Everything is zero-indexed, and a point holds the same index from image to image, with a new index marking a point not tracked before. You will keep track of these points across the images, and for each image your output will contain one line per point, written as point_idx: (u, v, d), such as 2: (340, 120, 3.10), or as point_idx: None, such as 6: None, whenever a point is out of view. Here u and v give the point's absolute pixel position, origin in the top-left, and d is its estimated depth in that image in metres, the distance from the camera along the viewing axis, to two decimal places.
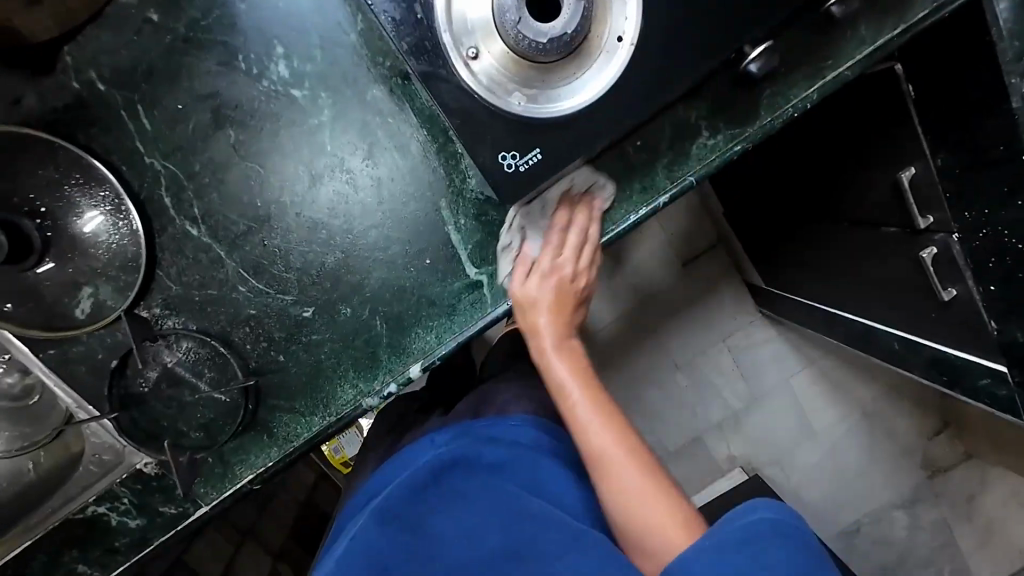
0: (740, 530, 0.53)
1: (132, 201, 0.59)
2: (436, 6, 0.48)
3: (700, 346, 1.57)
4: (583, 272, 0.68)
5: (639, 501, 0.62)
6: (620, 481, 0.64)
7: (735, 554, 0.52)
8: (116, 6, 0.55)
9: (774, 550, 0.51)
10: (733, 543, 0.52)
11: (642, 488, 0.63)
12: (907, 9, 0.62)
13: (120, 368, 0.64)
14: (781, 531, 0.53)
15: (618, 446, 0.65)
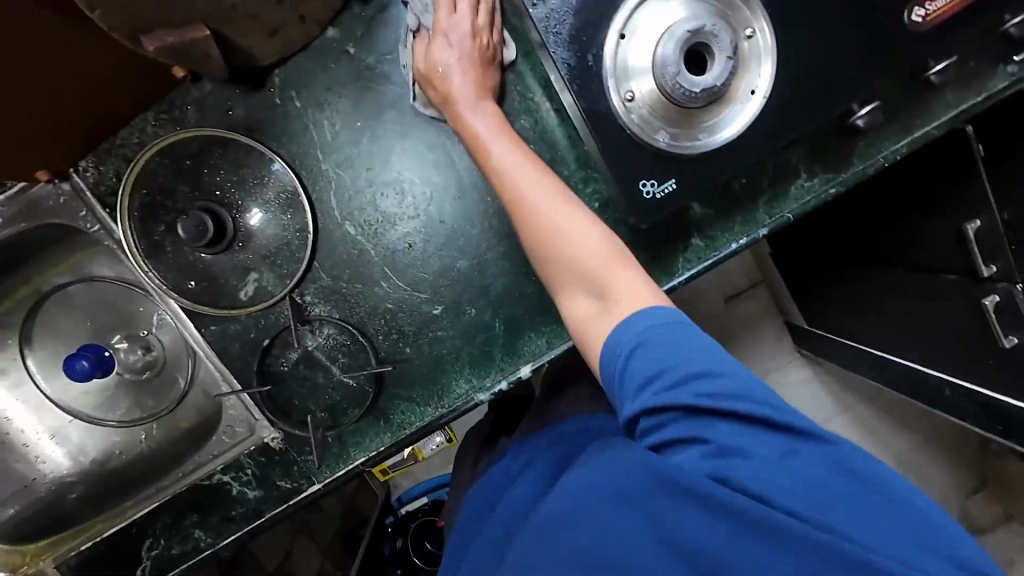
0: (655, 336, 0.49)
1: (307, 201, 0.68)
2: (604, 57, 0.57)
3: None
4: (485, 30, 0.62)
5: (648, 300, 0.53)
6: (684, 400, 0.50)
7: (669, 386, 0.47)
8: (321, 39, 0.65)
9: (724, 379, 0.47)
10: (647, 334, 0.49)
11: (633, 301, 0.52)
12: (991, 79, 0.69)
13: (269, 348, 0.72)
14: (722, 356, 0.48)
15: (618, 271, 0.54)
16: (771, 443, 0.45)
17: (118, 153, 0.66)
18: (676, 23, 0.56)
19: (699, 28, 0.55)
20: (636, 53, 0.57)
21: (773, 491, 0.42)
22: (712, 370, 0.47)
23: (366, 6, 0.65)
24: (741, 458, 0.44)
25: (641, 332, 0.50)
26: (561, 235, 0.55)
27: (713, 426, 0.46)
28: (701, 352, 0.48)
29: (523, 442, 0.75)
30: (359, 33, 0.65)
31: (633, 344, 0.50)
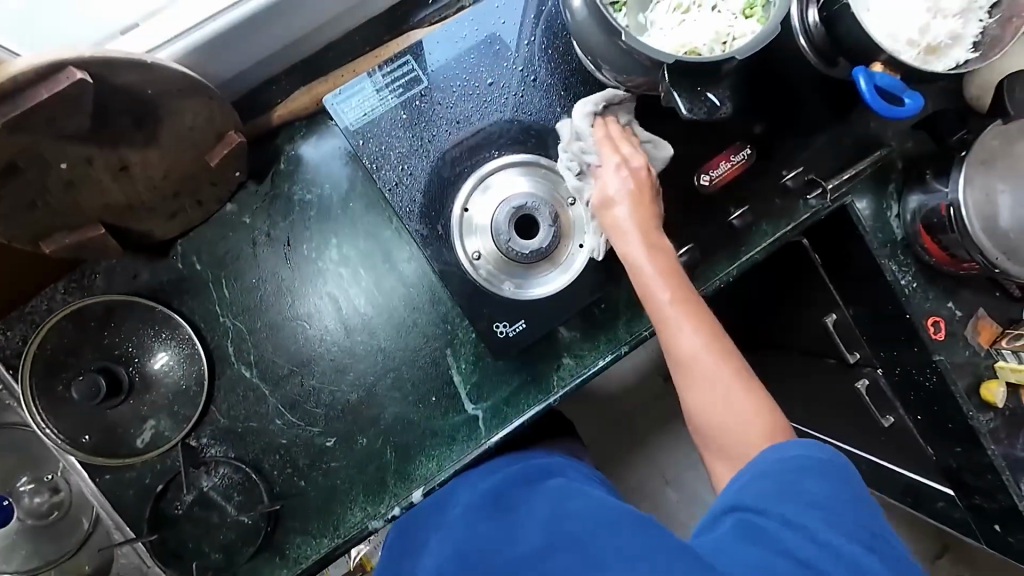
0: (787, 465, 0.53)
1: (204, 350, 0.75)
2: (452, 227, 0.69)
3: None
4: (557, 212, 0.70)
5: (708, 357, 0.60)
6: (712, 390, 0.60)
7: (785, 502, 0.51)
8: (221, 212, 0.75)
9: (834, 504, 0.51)
10: (781, 459, 0.54)
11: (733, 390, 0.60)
12: (795, 213, 0.81)
13: (163, 492, 0.74)
14: (815, 466, 0.53)
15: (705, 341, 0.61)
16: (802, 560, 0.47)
17: (26, 320, 0.72)
18: (506, 199, 0.68)
19: (524, 204, 0.68)
20: (479, 220, 0.69)
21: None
22: (828, 482, 0.52)
23: (260, 183, 0.76)
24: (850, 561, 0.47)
25: (788, 454, 0.54)
26: (623, 238, 0.64)
27: (805, 533, 0.48)
28: (808, 470, 0.53)
29: (505, 463, 0.76)
30: (255, 205, 0.76)
31: (763, 462, 0.55)
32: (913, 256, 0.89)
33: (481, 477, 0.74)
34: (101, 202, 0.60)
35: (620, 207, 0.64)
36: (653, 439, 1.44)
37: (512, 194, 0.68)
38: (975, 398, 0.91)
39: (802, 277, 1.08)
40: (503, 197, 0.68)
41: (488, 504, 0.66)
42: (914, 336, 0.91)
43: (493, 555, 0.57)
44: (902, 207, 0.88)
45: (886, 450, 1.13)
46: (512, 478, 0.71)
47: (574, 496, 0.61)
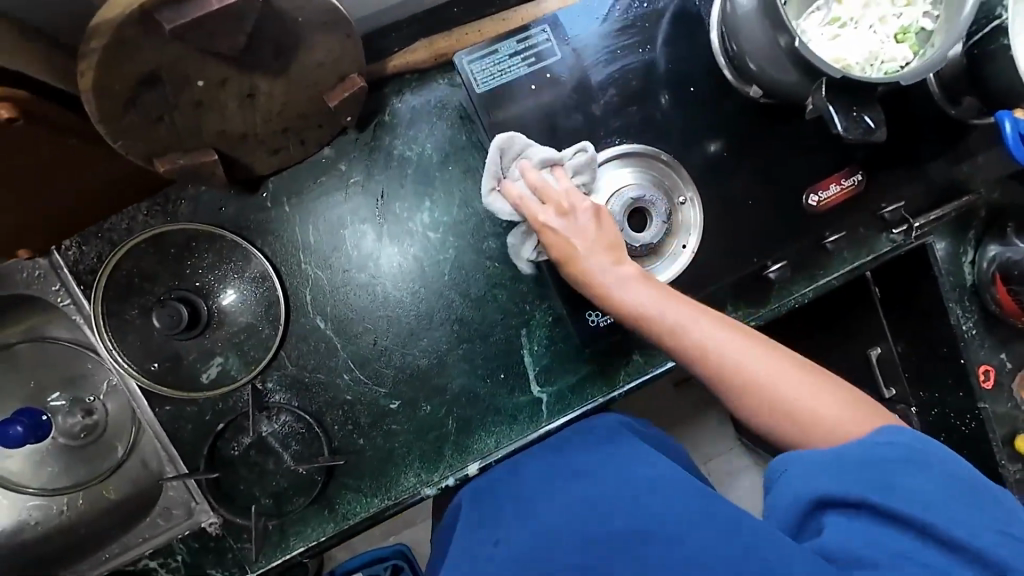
0: (822, 451, 0.47)
1: (282, 294, 0.73)
2: None
3: None
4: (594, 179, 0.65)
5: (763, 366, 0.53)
6: (718, 352, 0.54)
7: (844, 480, 0.44)
8: (317, 156, 0.73)
9: (924, 479, 0.45)
10: (862, 464, 0.45)
11: (743, 349, 0.54)
12: (876, 244, 0.82)
13: (222, 431, 0.73)
14: (891, 454, 0.46)
15: (692, 311, 0.56)
16: (891, 537, 0.42)
17: (104, 238, 0.69)
18: (624, 187, 0.68)
19: (641, 196, 0.68)
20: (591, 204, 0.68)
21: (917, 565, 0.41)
22: (889, 447, 0.46)
23: (362, 133, 0.74)
24: (955, 529, 0.42)
25: (817, 457, 0.47)
26: (621, 291, 0.59)
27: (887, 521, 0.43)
28: (903, 462, 0.45)
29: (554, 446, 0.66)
30: (353, 154, 0.74)
31: (789, 470, 0.48)
32: (979, 304, 0.90)
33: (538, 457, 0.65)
34: (219, 127, 0.57)
35: (557, 226, 0.62)
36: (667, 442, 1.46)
37: (629, 183, 0.68)
38: (1009, 449, 0.94)
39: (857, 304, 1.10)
40: (622, 184, 0.68)
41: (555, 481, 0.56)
42: (964, 381, 0.93)
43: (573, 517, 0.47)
44: (979, 255, 0.89)
45: None
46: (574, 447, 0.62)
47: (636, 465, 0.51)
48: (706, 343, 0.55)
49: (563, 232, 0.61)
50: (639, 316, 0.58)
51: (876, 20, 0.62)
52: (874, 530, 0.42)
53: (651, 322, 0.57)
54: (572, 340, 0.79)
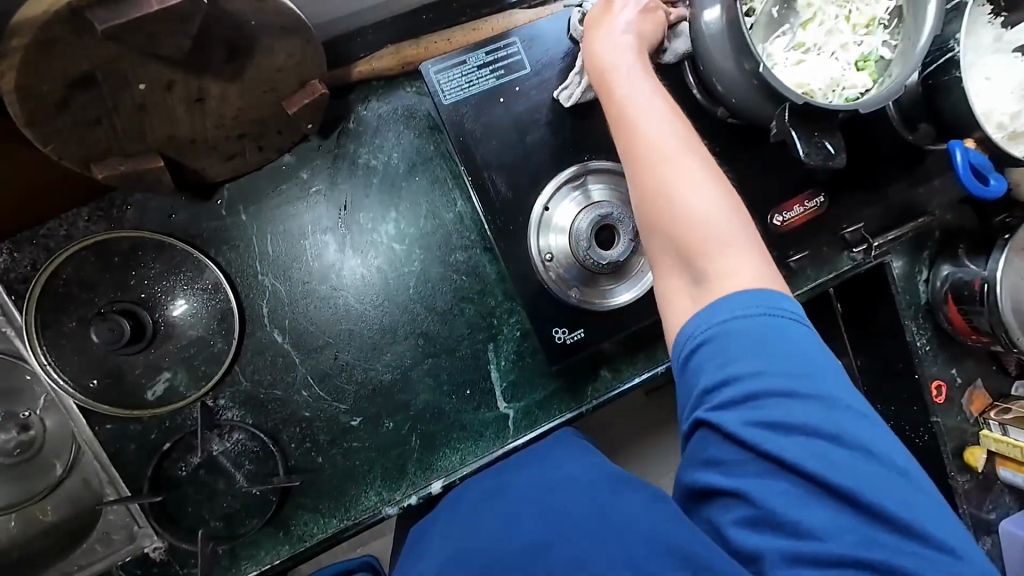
0: (744, 296, 0.47)
1: (236, 306, 0.70)
2: (530, 221, 0.67)
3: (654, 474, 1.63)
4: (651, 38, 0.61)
5: (706, 211, 0.50)
6: (678, 198, 0.51)
7: (730, 388, 0.44)
8: (277, 162, 0.70)
9: (811, 374, 0.44)
10: (752, 302, 0.47)
11: (692, 176, 0.51)
12: (836, 263, 0.84)
13: (169, 451, 0.69)
14: (777, 342, 0.45)
15: (662, 120, 0.54)
16: (765, 464, 0.43)
17: (39, 244, 0.65)
18: (592, 204, 0.66)
19: (610, 210, 0.66)
20: (559, 219, 0.67)
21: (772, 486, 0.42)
22: (798, 365, 0.44)
23: (325, 140, 0.71)
24: (829, 461, 0.42)
25: (731, 315, 0.46)
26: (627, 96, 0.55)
27: (775, 439, 0.42)
28: (759, 342, 0.45)
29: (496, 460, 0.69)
30: (315, 161, 0.71)
31: (730, 314, 0.47)
32: (933, 321, 0.94)
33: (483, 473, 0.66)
34: (165, 132, 0.54)
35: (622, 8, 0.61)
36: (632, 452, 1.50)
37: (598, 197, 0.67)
38: (958, 460, 0.98)
39: (821, 318, 1.12)
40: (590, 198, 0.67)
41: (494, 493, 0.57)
42: (918, 395, 0.97)
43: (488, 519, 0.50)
44: (933, 274, 0.92)
45: None
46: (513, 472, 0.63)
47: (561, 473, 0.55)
48: (652, 141, 0.53)
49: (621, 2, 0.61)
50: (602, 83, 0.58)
51: (839, 47, 0.63)
52: (754, 464, 0.43)
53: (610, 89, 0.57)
54: (539, 355, 0.78)
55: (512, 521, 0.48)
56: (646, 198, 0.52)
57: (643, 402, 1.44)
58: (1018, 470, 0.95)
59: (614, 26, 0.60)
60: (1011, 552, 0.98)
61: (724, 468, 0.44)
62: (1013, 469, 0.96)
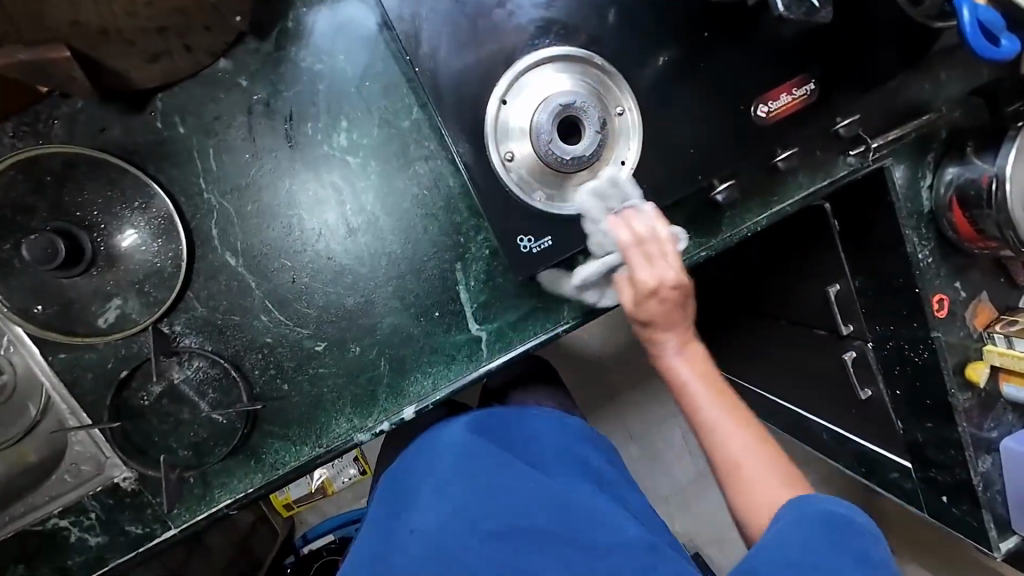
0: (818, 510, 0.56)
1: (183, 228, 0.66)
2: (486, 116, 0.61)
3: (655, 417, 1.58)
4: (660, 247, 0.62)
5: (731, 462, 0.64)
6: (749, 475, 0.63)
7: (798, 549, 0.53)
8: (212, 68, 0.64)
9: (829, 523, 0.55)
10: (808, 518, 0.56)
11: (763, 460, 0.64)
12: (831, 167, 0.79)
13: (127, 380, 0.67)
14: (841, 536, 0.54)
15: (719, 407, 0.66)
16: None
17: None
18: (552, 95, 0.60)
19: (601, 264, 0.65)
20: (516, 117, 0.62)
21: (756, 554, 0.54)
22: (837, 531, 0.55)
23: (263, 42, 0.65)
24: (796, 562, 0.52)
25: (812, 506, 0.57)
26: (696, 408, 0.67)
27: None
28: (819, 540, 0.54)
29: (481, 410, 0.75)
30: (253, 67, 0.65)
31: (797, 517, 0.57)
32: (936, 231, 0.88)
33: (474, 412, 0.75)
34: (68, 17, 0.48)
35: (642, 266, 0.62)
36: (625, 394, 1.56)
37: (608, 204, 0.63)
38: (959, 377, 0.94)
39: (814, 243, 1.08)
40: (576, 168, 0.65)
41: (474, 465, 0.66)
42: (917, 310, 0.92)
43: (494, 520, 0.59)
44: (937, 178, 0.86)
45: (853, 421, 1.18)
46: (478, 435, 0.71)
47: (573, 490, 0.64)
48: (733, 458, 0.64)
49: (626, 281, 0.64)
50: (681, 389, 0.68)
51: None
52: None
53: (688, 395, 0.68)
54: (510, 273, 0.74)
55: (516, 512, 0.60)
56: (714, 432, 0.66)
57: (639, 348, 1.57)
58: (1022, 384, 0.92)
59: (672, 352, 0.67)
60: (1011, 468, 0.96)
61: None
62: (1017, 384, 0.93)
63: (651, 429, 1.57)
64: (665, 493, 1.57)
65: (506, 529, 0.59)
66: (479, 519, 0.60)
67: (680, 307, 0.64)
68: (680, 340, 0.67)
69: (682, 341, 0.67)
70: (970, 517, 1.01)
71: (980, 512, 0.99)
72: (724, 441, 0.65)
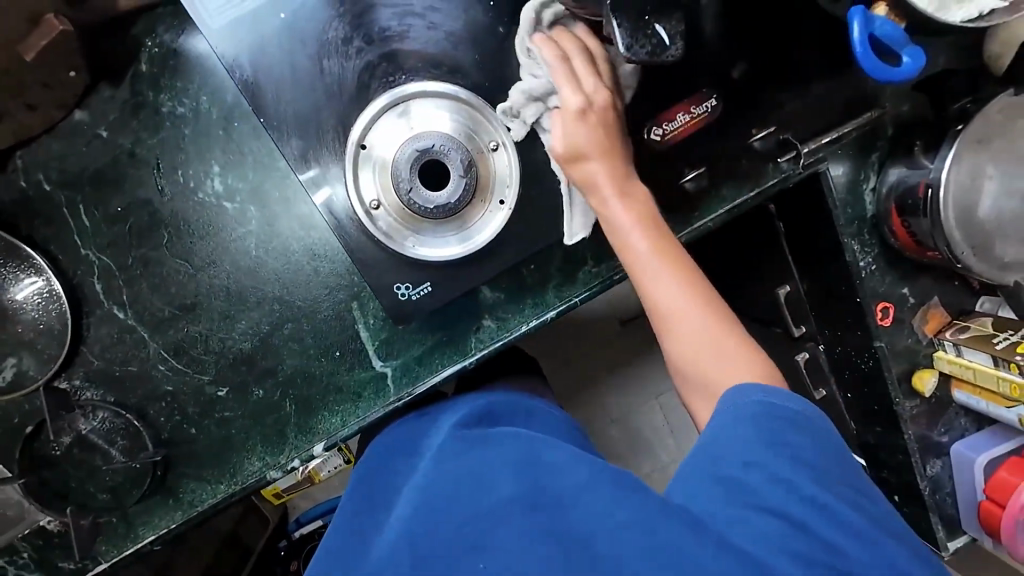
0: (750, 407, 0.53)
1: (64, 287, 0.65)
2: (344, 164, 0.58)
3: (637, 401, 1.55)
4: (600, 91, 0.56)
5: (679, 307, 0.59)
6: (677, 317, 0.59)
7: (774, 458, 0.49)
8: (69, 121, 0.62)
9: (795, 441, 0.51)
10: (758, 419, 0.52)
11: (695, 308, 0.59)
12: (761, 177, 0.74)
13: (35, 433, 0.69)
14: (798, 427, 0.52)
15: (659, 252, 0.59)
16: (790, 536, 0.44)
17: None
18: (410, 139, 0.57)
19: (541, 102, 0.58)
20: (376, 164, 0.58)
21: (752, 480, 0.48)
22: (799, 427, 0.52)
23: (118, 89, 0.62)
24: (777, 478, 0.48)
25: (753, 401, 0.54)
26: (629, 249, 0.59)
27: (790, 501, 0.46)
28: (771, 441, 0.50)
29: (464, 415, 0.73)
30: (112, 116, 0.62)
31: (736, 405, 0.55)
32: (879, 237, 0.81)
33: (461, 407, 0.76)
34: None
35: (576, 133, 0.56)
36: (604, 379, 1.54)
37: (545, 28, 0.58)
38: (905, 385, 0.90)
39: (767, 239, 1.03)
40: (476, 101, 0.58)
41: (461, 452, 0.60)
42: (861, 320, 0.87)
43: (465, 506, 0.50)
44: (880, 181, 0.78)
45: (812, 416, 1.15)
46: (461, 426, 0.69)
47: (551, 449, 0.55)
48: (670, 304, 0.59)
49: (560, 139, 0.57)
50: (621, 242, 0.60)
51: None
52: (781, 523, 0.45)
53: (627, 250, 0.60)
54: None
55: (488, 485, 0.52)
56: (661, 289, 0.59)
57: (615, 334, 1.54)
58: (971, 392, 0.87)
59: (603, 194, 0.57)
60: (961, 474, 0.92)
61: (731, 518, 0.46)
62: (968, 391, 0.88)
63: (636, 411, 1.55)
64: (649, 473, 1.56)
65: (480, 510, 0.49)
66: (450, 502, 0.52)
67: (611, 132, 0.57)
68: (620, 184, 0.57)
69: (619, 187, 0.58)
70: (920, 519, 0.99)
71: (927, 515, 0.95)
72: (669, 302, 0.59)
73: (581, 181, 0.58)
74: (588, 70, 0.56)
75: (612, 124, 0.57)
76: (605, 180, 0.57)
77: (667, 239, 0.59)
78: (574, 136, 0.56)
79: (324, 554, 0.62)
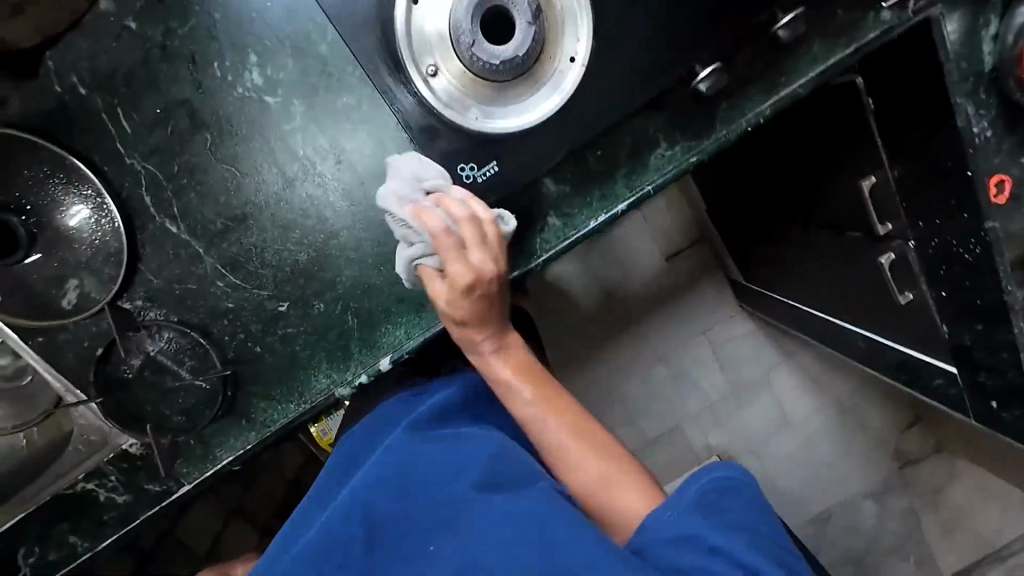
0: (673, 504, 0.54)
1: (114, 200, 0.62)
2: (399, 25, 0.54)
3: (680, 338, 1.55)
4: (465, 261, 0.54)
5: (597, 490, 0.60)
6: (562, 455, 0.62)
7: (701, 522, 0.52)
8: (94, 14, 0.58)
9: (740, 517, 0.53)
10: (701, 492, 0.55)
11: (593, 466, 0.61)
12: (858, 33, 0.66)
13: (105, 355, 0.68)
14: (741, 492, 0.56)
15: (573, 437, 0.63)
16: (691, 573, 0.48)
17: None
18: None
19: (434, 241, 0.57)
20: (432, 25, 0.55)
21: (657, 546, 0.51)
22: (728, 502, 0.55)
23: None
24: (690, 537, 0.51)
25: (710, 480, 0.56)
26: (529, 420, 0.64)
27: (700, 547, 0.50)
28: (710, 510, 0.53)
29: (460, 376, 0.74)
30: (138, 6, 0.58)
31: (709, 484, 0.56)
32: (997, 94, 0.71)
33: (457, 380, 0.76)
34: None
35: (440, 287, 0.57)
36: (643, 318, 1.54)
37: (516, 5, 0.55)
38: (1019, 272, 0.79)
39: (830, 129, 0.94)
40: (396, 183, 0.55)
41: (442, 436, 0.63)
42: (968, 200, 0.76)
43: (437, 490, 0.57)
44: (1004, 24, 0.68)
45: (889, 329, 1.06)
46: (449, 407, 0.71)
47: (514, 457, 0.60)
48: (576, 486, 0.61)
49: (439, 286, 0.57)
50: (500, 381, 0.65)
51: None
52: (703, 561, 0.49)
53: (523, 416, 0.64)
54: None
55: (455, 476, 0.58)
56: (546, 447, 0.64)
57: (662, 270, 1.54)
58: None
59: (493, 366, 0.64)
60: None
61: (658, 547, 0.51)
62: None
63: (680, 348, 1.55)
64: (696, 410, 1.56)
65: (440, 502, 0.56)
66: (410, 486, 0.58)
67: (494, 305, 0.59)
68: (501, 343, 0.64)
69: (497, 343, 0.64)
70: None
71: None
72: (582, 482, 0.61)
73: (462, 339, 0.62)
74: (461, 253, 0.54)
75: (495, 299, 0.59)
76: (484, 341, 0.63)
77: (574, 424, 0.64)
78: (441, 289, 0.57)
79: (294, 522, 0.69)
